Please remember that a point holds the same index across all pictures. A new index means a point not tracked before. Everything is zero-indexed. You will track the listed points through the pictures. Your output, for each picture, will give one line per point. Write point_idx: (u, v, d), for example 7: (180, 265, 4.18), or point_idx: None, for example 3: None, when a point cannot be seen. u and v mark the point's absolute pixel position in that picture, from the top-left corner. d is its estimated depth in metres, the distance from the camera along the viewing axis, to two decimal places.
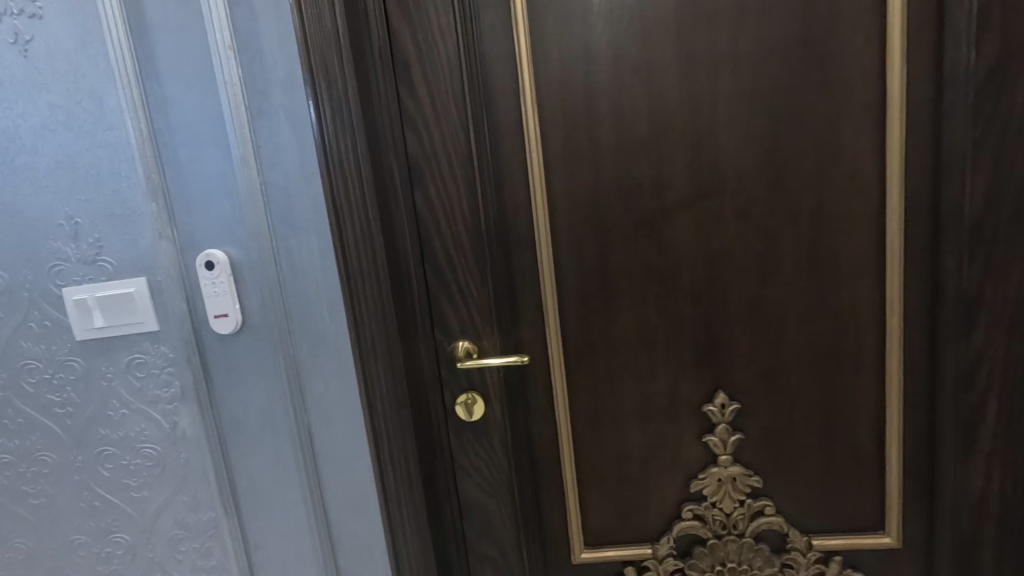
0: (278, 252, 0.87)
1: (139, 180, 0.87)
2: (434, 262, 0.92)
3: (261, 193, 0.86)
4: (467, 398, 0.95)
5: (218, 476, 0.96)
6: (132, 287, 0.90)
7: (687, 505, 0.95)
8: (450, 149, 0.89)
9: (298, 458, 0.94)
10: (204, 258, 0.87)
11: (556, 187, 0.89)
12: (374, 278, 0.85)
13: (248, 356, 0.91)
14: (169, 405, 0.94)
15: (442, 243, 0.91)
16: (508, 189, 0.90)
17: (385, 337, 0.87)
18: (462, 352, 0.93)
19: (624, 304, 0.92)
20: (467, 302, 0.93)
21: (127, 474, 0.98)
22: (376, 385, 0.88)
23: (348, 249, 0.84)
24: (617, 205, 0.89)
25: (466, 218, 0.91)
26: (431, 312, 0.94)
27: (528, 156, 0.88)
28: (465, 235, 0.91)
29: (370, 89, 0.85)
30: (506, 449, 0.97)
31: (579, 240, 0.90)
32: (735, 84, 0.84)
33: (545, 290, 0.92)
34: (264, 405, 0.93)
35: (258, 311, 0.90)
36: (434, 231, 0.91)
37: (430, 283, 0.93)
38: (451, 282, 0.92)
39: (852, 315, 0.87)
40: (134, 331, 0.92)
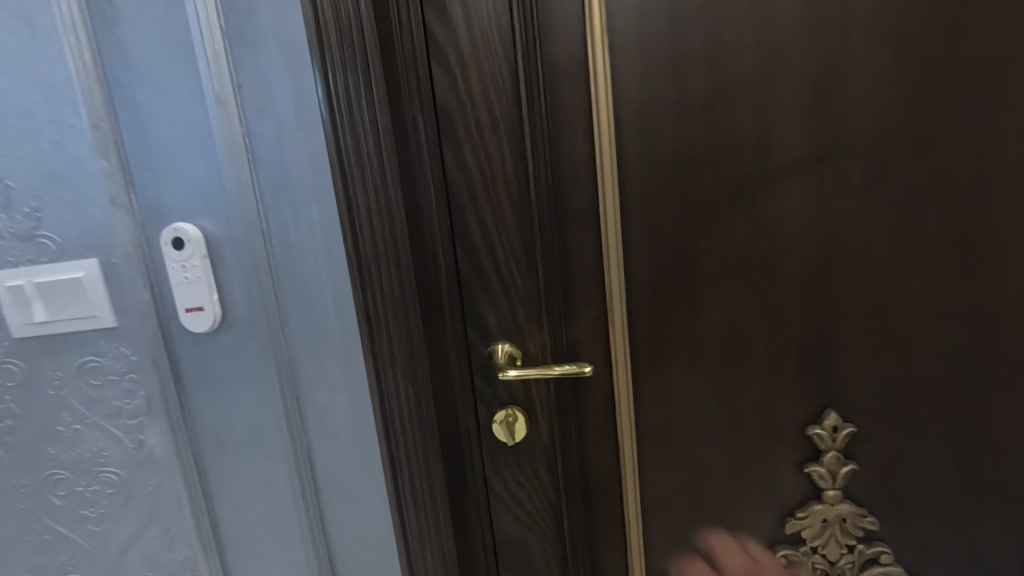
0: (267, 227, 0.68)
1: (86, 130, 0.66)
2: (469, 243, 0.72)
3: (245, 149, 0.66)
4: (507, 415, 0.75)
5: (194, 507, 0.77)
6: (81, 271, 0.70)
7: (780, 550, 0.76)
8: (491, 96, 0.68)
9: (296, 489, 0.75)
10: (171, 234, 0.67)
11: (629, 146, 0.69)
12: (393, 261, 0.65)
13: (230, 361, 0.72)
14: (133, 420, 0.75)
15: (478, 218, 0.71)
16: (565, 149, 0.69)
17: (406, 338, 0.67)
18: (504, 357, 0.73)
19: (712, 298, 0.72)
20: (509, 294, 0.73)
21: (83, 502, 0.79)
22: (394, 399, 0.68)
23: (360, 224, 0.64)
24: (708, 170, 0.68)
25: (511, 186, 0.70)
26: (464, 307, 0.74)
27: (593, 103, 0.68)
28: (509, 208, 0.71)
29: (388, 11, 0.64)
30: (554, 476, 0.78)
31: (656, 216, 0.70)
32: (877, 7, 0.63)
33: (610, 279, 0.72)
34: (252, 423, 0.74)
35: (242, 304, 0.70)
36: (469, 203, 0.71)
37: (463, 270, 0.73)
38: (490, 268, 0.72)
39: (1013, 317, 0.68)
40: (85, 327, 0.72)
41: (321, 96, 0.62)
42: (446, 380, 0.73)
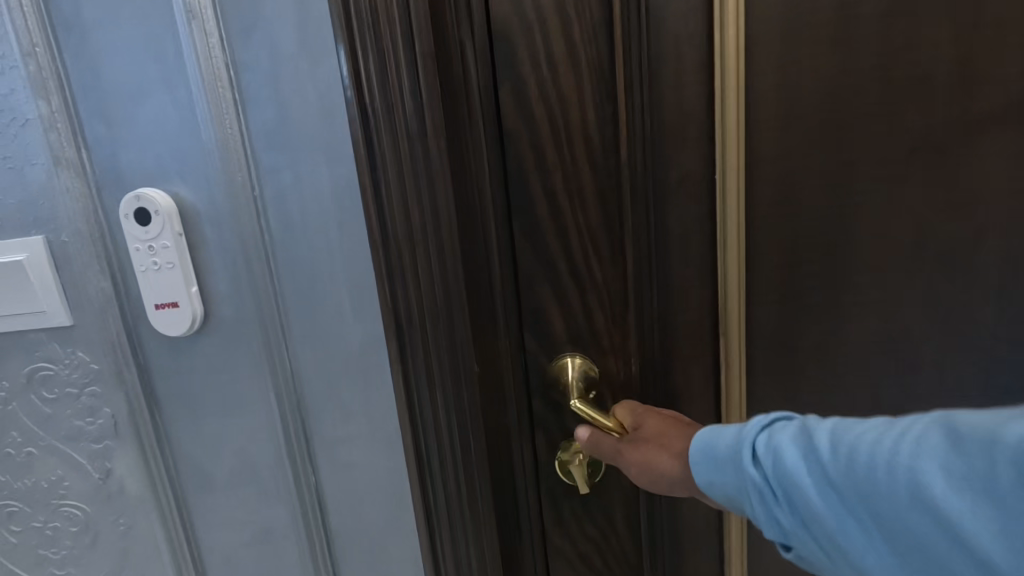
0: (262, 195, 0.50)
1: (17, 62, 0.49)
2: (534, 228, 0.53)
3: (231, 86, 0.48)
4: (579, 449, 0.56)
5: (175, 553, 0.61)
6: (23, 253, 0.53)
7: None
8: (569, 13, 0.49)
9: (301, 537, 0.58)
10: (133, 203, 0.50)
11: (766, 92, 0.52)
12: (433, 245, 0.47)
13: (214, 372, 0.55)
14: (97, 443, 0.59)
15: (547, 193, 0.52)
16: (670, 92, 0.51)
17: (450, 352, 0.49)
18: (580, 375, 0.54)
19: (863, 300, 0.57)
20: (586, 294, 0.54)
21: (43, 542, 0.63)
22: (438, 437, 0.51)
23: (389, 191, 0.46)
24: (869, 131, 0.53)
25: (592, 146, 0.51)
26: (526, 315, 0.55)
27: (716, 36, 0.50)
28: (591, 176, 0.52)
29: None
30: (637, 522, 0.61)
31: (797, 192, 0.54)
32: None
33: (727, 277, 0.55)
34: (244, 453, 0.57)
35: (230, 298, 0.52)
36: (535, 173, 0.52)
37: (525, 265, 0.53)
38: (561, 261, 0.53)
39: None
40: (31, 326, 0.56)
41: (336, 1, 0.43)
42: (501, 411, 0.54)
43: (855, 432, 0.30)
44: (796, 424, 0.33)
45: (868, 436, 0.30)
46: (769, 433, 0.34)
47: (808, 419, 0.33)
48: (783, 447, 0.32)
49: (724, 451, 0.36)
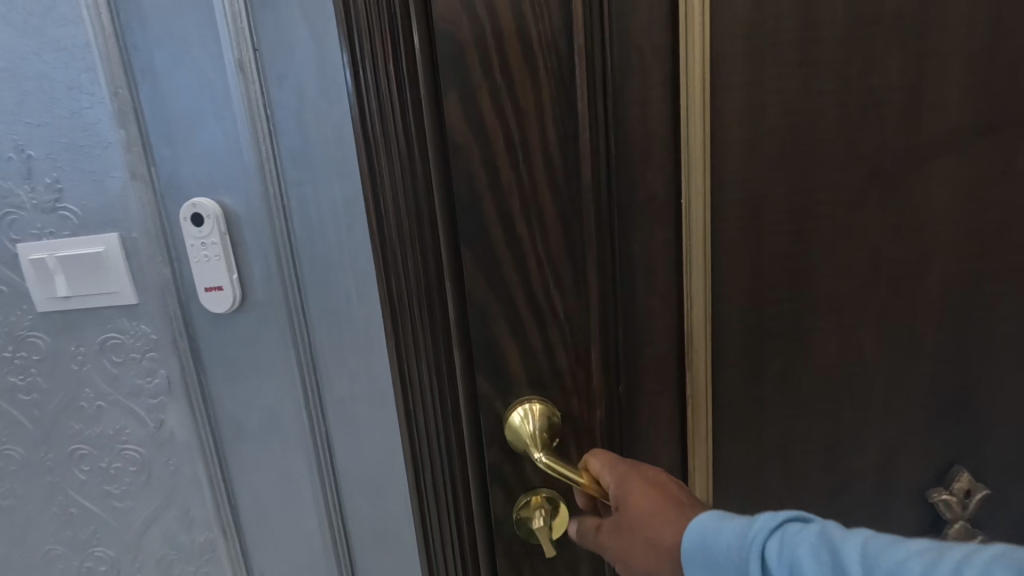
0: (287, 202, 0.64)
1: (104, 99, 0.63)
2: (492, 263, 0.54)
3: (266, 120, 0.61)
4: (539, 505, 0.58)
5: (214, 489, 0.75)
6: (101, 246, 0.68)
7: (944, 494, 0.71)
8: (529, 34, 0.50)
9: (314, 480, 0.72)
10: (189, 209, 0.64)
11: (724, 124, 0.58)
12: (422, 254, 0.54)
13: (249, 344, 0.69)
14: (153, 399, 0.73)
15: (507, 226, 0.53)
16: (634, 112, 0.56)
17: (435, 345, 0.56)
18: (541, 421, 0.56)
19: (814, 317, 0.64)
20: (547, 329, 0.56)
21: (107, 479, 0.78)
22: (423, 433, 0.58)
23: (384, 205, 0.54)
24: (808, 161, 0.60)
25: (554, 175, 0.53)
26: (481, 350, 0.56)
27: (682, 73, 0.55)
28: (549, 211, 0.54)
29: None
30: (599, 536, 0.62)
31: (757, 218, 0.60)
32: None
33: (693, 296, 0.61)
34: (271, 410, 0.71)
35: (263, 285, 0.66)
36: (493, 207, 0.53)
37: (482, 301, 0.54)
38: (520, 294, 0.55)
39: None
40: (107, 304, 0.70)
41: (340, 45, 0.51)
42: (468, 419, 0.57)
43: (891, 555, 0.32)
44: (816, 535, 0.35)
45: (904, 562, 0.31)
46: (782, 538, 0.36)
47: (828, 527, 0.36)
48: (803, 565, 0.34)
49: (734, 551, 0.38)
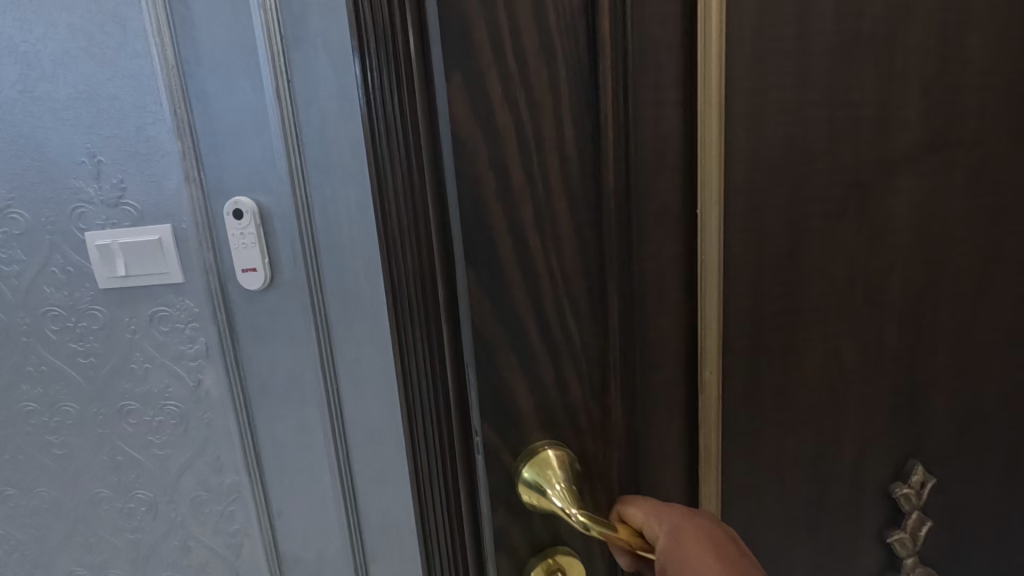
0: (310, 202, 0.80)
1: (165, 116, 0.79)
2: (497, 282, 0.40)
3: (295, 136, 0.78)
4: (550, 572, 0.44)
5: (241, 438, 0.91)
6: (155, 235, 0.83)
7: (900, 487, 0.63)
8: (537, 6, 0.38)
9: (326, 429, 0.88)
10: (230, 206, 0.80)
11: (736, 131, 0.50)
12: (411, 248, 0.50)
13: (276, 315, 0.85)
14: (194, 361, 0.89)
15: (516, 230, 0.40)
16: (646, 112, 0.48)
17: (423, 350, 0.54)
18: (565, 471, 0.42)
19: (829, 341, 0.59)
20: (560, 361, 0.43)
21: (150, 430, 0.93)
22: (422, 456, 0.54)
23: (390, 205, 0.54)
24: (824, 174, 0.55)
25: (568, 170, 0.41)
26: (482, 397, 0.41)
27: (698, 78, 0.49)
28: (565, 215, 0.42)
29: None
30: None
31: (763, 242, 0.54)
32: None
33: (708, 322, 0.52)
34: (293, 370, 0.87)
35: (289, 267, 0.82)
36: (497, 209, 0.39)
37: (482, 332, 0.41)
38: (530, 323, 0.42)
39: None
40: (158, 282, 0.86)
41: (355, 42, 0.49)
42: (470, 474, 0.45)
43: None
44: None
45: None
46: None
47: None
48: None
49: None
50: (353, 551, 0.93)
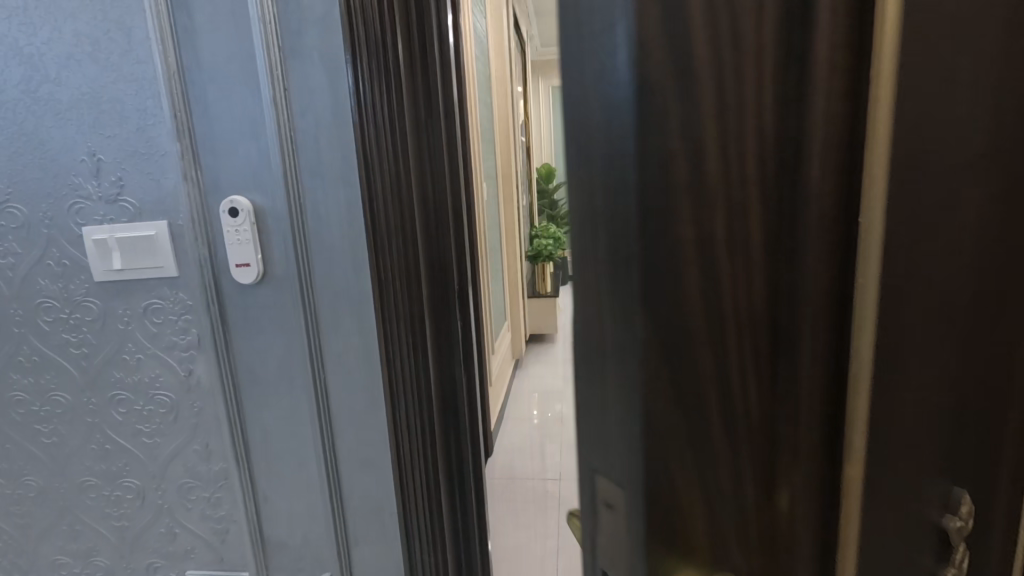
0: (303, 202, 0.85)
1: (164, 118, 0.84)
2: (668, 325, 0.21)
3: (290, 140, 0.83)
4: None
5: (229, 427, 0.95)
6: (153, 230, 0.88)
7: (952, 517, 0.27)
8: None
9: (313, 417, 0.93)
10: (227, 204, 0.85)
11: None
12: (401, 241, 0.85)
13: (267, 308, 0.90)
14: (185, 352, 0.93)
15: (705, 226, 0.20)
16: None
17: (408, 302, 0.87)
18: None
19: None
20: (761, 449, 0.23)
21: (139, 419, 0.96)
22: (399, 372, 0.89)
23: (379, 218, 0.83)
24: None
25: (775, 114, 0.20)
26: (643, 518, 0.22)
27: None
28: (760, 203, 0.20)
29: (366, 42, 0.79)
30: None
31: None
32: None
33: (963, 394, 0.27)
34: (283, 361, 0.92)
35: (281, 263, 0.87)
36: (658, 204, 0.20)
37: (648, 408, 0.21)
38: (718, 399, 0.22)
39: None
40: (153, 275, 0.90)
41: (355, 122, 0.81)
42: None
43: None
44: None
45: None
46: None
47: None
48: None
49: None
50: (336, 535, 0.98)
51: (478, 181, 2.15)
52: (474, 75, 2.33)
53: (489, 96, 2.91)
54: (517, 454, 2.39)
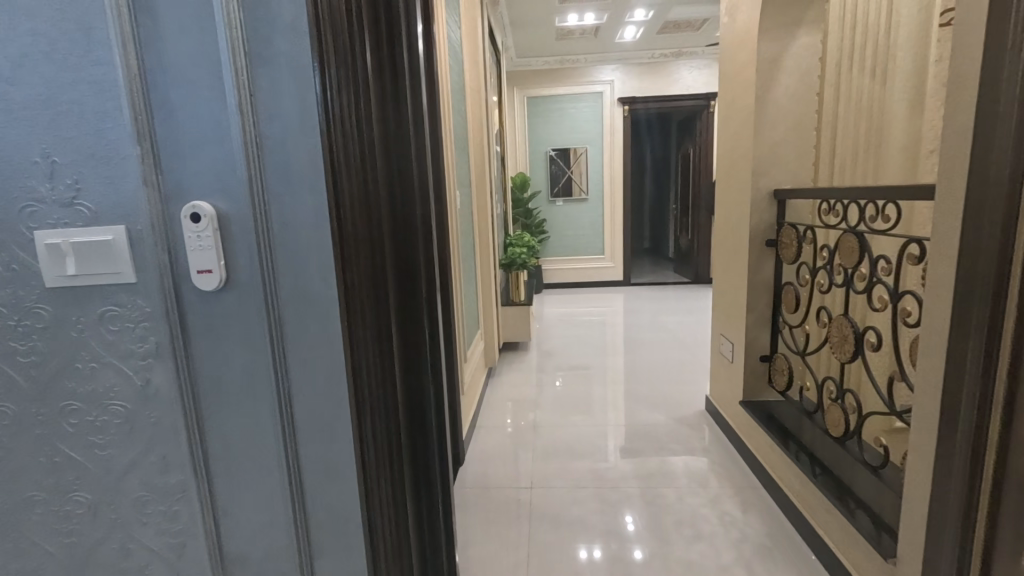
0: (269, 210, 0.84)
1: (125, 121, 0.82)
2: None
3: (256, 146, 0.82)
4: None
5: (190, 437, 0.93)
6: (110, 235, 0.85)
7: None
8: None
9: (277, 426, 0.92)
10: (189, 208, 0.83)
11: None
12: (369, 248, 0.85)
13: (230, 316, 0.88)
14: (143, 361, 0.90)
15: None
16: None
17: (375, 307, 0.87)
18: None
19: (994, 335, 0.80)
20: None
21: (92, 431, 0.93)
22: (364, 380, 0.88)
23: (345, 221, 0.83)
24: None
25: None
26: None
27: None
28: None
29: (335, 49, 0.79)
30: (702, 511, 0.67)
31: None
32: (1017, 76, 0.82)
33: None
34: (245, 369, 0.90)
35: (245, 271, 0.86)
36: None
37: None
38: None
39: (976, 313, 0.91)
40: (109, 281, 0.87)
41: (323, 127, 0.81)
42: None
43: None
44: None
45: None
46: None
47: None
48: None
49: None
50: (299, 546, 0.96)
51: (450, 187, 2.14)
52: (447, 83, 2.33)
53: (463, 104, 2.92)
54: (489, 462, 2.38)
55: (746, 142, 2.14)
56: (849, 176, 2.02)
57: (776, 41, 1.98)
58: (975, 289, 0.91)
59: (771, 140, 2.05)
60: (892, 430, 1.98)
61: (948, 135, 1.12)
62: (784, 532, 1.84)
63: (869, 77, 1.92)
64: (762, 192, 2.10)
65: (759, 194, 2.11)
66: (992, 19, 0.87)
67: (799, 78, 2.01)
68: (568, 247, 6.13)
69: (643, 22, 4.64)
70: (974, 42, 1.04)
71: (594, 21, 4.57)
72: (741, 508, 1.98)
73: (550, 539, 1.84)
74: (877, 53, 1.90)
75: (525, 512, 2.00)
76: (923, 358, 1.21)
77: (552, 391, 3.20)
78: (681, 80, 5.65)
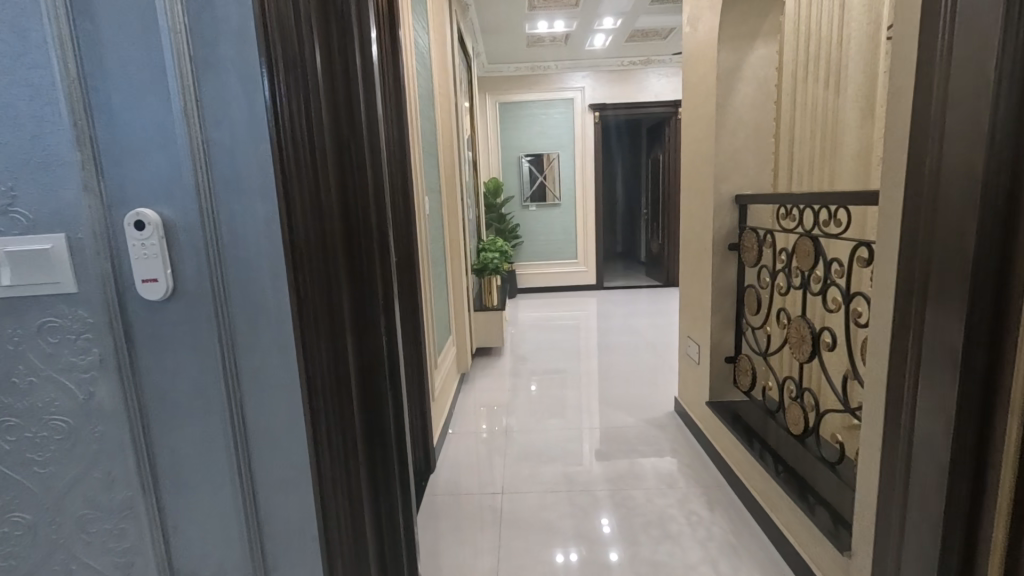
0: (218, 218, 0.83)
1: (64, 126, 0.79)
2: None
3: (204, 153, 0.81)
4: None
5: (136, 451, 0.90)
6: (49, 244, 0.82)
7: None
8: None
9: (228, 438, 0.90)
10: (133, 216, 0.81)
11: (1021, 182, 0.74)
12: (323, 255, 0.84)
13: (178, 326, 0.86)
14: (85, 374, 0.86)
15: None
16: None
17: (330, 314, 0.86)
18: None
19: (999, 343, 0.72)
20: None
21: (31, 447, 0.89)
22: (318, 388, 0.87)
23: (297, 228, 0.82)
24: None
25: None
26: None
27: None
28: None
29: (284, 54, 0.78)
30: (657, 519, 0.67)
31: None
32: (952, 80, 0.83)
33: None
34: (194, 380, 0.88)
35: (193, 279, 0.84)
36: None
37: None
38: None
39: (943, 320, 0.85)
40: (49, 291, 0.84)
41: (273, 133, 0.80)
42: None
43: None
44: None
45: None
46: None
47: None
48: None
49: None
50: (253, 560, 0.94)
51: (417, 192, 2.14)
52: (414, 89, 2.33)
53: (431, 110, 2.91)
54: (460, 469, 2.37)
55: (708, 149, 2.19)
56: (805, 182, 2.10)
57: (733, 52, 2.04)
58: (914, 291, 0.95)
59: (731, 148, 2.11)
60: (851, 428, 2.05)
61: (889, 144, 1.18)
62: (748, 528, 1.89)
63: (822, 87, 2.01)
64: (724, 198, 2.16)
65: (721, 200, 2.16)
66: (924, 34, 0.91)
67: (757, 87, 2.07)
68: (541, 251, 6.17)
69: (611, 30, 4.72)
70: (909, 57, 1.10)
71: (562, 28, 4.61)
72: (708, 507, 2.02)
73: (522, 544, 1.84)
74: (829, 64, 1.98)
75: (496, 518, 1.99)
76: (870, 358, 1.26)
77: (525, 396, 3.21)
78: (649, 87, 5.77)
